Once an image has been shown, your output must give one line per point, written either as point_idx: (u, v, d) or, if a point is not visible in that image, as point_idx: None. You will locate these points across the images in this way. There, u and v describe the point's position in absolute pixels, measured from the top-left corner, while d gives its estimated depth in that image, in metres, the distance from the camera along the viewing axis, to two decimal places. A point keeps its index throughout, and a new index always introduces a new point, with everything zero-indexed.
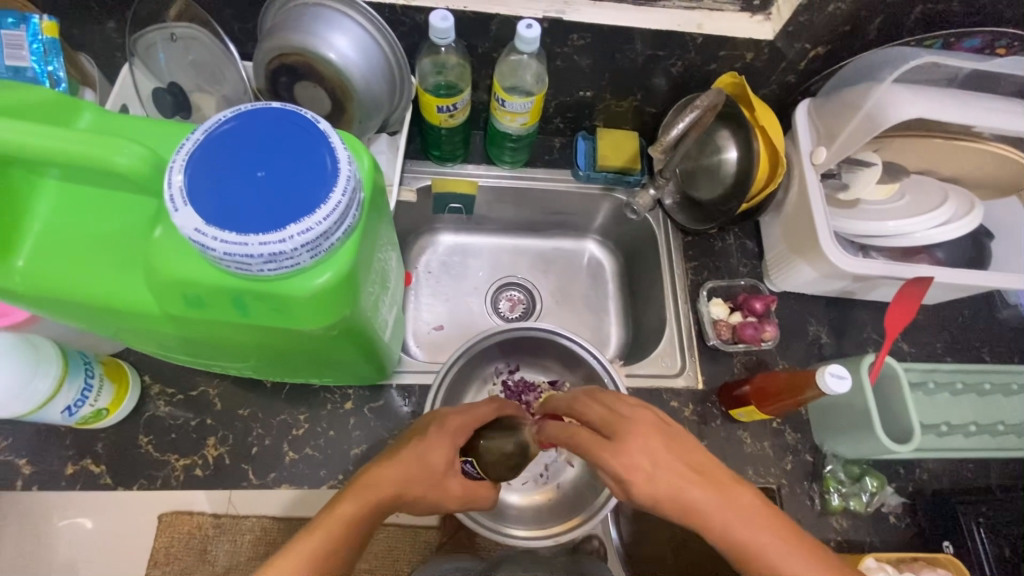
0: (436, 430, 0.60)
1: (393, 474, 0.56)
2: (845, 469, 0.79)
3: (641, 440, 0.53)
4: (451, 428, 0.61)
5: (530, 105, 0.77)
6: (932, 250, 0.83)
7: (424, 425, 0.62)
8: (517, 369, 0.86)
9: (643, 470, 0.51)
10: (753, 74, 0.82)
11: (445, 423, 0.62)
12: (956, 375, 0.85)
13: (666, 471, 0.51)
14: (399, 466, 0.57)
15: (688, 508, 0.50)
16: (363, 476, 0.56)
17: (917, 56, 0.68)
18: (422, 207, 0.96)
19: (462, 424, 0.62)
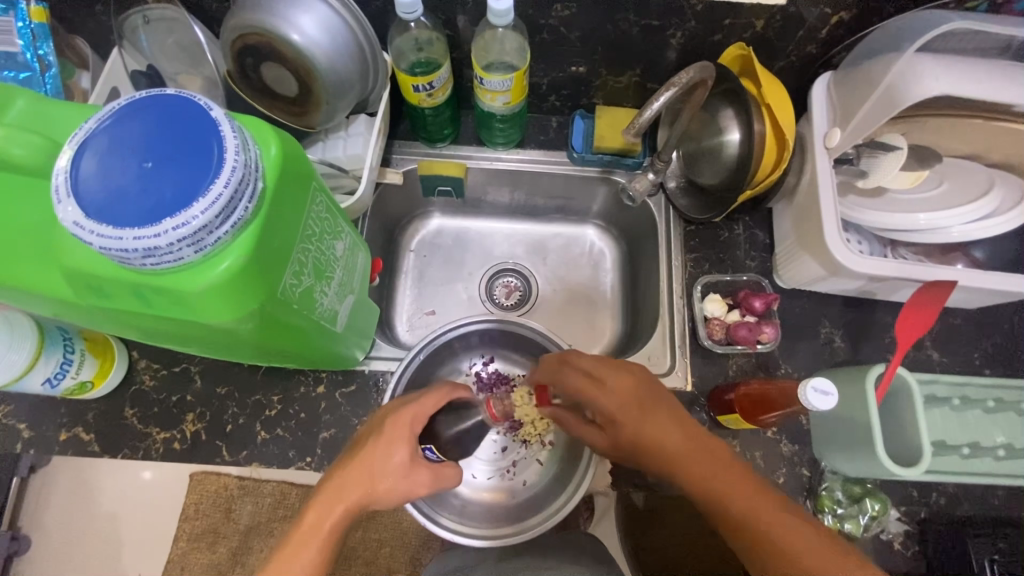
0: (388, 426, 0.57)
1: (356, 478, 0.54)
2: (843, 488, 0.72)
3: (636, 405, 0.58)
4: (402, 420, 0.57)
5: (509, 83, 0.72)
6: (969, 248, 0.72)
7: (379, 418, 0.59)
8: (493, 361, 0.84)
9: (643, 433, 0.57)
10: (765, 44, 0.73)
11: (395, 415, 0.57)
12: (991, 391, 0.74)
13: (663, 431, 0.57)
14: (355, 471, 0.55)
15: (683, 468, 0.56)
16: (330, 478, 0.55)
17: (950, 21, 0.58)
18: (413, 189, 0.94)
19: (411, 417, 0.57)
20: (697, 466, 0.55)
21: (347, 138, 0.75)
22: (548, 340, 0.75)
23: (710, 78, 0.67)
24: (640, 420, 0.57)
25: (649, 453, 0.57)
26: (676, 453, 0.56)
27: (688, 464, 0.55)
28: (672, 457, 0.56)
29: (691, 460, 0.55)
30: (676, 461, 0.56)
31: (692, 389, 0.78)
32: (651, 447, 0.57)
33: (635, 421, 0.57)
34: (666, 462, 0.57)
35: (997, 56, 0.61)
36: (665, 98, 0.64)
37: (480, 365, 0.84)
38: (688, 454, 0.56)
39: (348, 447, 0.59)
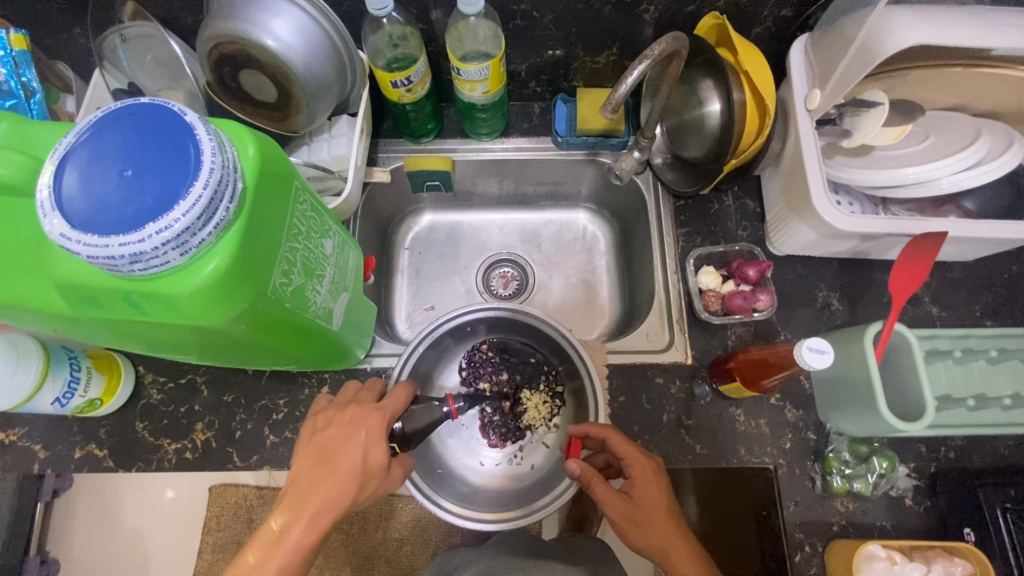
0: (364, 426, 0.58)
1: (342, 486, 0.55)
2: (850, 449, 0.72)
3: (661, 484, 0.63)
4: (378, 419, 0.59)
5: (486, 72, 0.72)
6: (961, 198, 0.71)
7: (344, 419, 0.59)
8: (489, 345, 0.83)
9: (655, 511, 0.62)
10: (740, 11, 0.73)
11: (368, 415, 0.59)
12: (993, 341, 0.73)
13: (668, 512, 0.62)
14: (338, 479, 0.55)
15: (674, 561, 0.60)
16: (308, 489, 0.55)
17: None
18: (402, 186, 0.94)
19: (387, 416, 0.60)
20: (686, 557, 0.60)
21: (331, 139, 0.76)
22: (548, 325, 0.75)
23: (685, 48, 0.67)
24: (659, 498, 0.62)
25: (650, 534, 0.61)
26: (674, 535, 0.61)
27: (679, 552, 0.60)
28: (668, 537, 0.60)
29: (682, 544, 0.60)
30: (671, 547, 0.60)
31: (692, 362, 0.78)
32: (659, 523, 0.61)
33: (655, 496, 0.62)
34: (662, 548, 0.60)
35: (974, 2, 0.60)
36: (639, 72, 0.64)
37: (478, 352, 0.83)
38: (683, 542, 0.60)
39: (306, 451, 0.57)
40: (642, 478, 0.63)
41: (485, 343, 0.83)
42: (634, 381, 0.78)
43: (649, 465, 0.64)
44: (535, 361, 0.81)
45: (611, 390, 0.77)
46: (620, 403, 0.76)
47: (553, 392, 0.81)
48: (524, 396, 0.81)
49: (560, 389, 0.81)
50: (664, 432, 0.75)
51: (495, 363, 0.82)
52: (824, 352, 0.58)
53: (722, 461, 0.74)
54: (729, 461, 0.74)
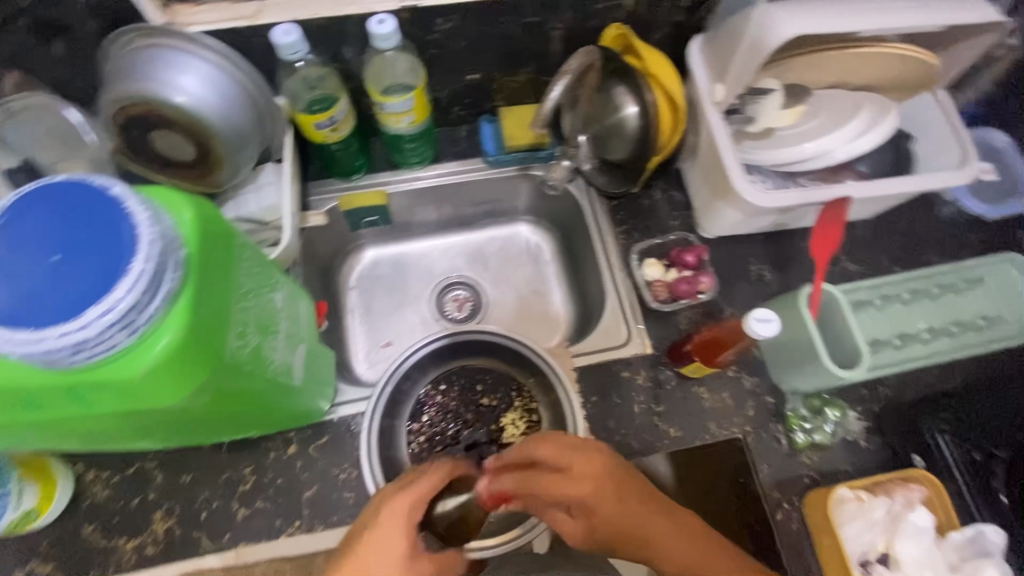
0: (389, 516, 0.55)
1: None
2: (805, 404, 0.78)
3: (608, 469, 0.60)
4: (404, 500, 0.57)
5: (410, 102, 0.73)
6: (855, 164, 0.80)
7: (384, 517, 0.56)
8: (428, 410, 0.79)
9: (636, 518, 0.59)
10: (639, 20, 0.78)
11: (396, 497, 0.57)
12: (903, 286, 0.83)
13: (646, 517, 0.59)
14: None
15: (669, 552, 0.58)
16: None
17: None
18: (338, 226, 0.92)
19: (418, 498, 0.57)
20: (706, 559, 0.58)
21: (258, 190, 0.73)
22: (508, 339, 0.76)
23: (596, 61, 0.72)
24: (627, 503, 0.59)
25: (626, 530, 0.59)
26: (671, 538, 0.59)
27: (667, 535, 0.59)
28: (664, 546, 0.58)
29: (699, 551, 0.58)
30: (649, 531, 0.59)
31: (651, 351, 0.81)
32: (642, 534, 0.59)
33: (622, 506, 0.59)
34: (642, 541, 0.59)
35: None
36: (559, 88, 0.70)
37: (417, 434, 0.78)
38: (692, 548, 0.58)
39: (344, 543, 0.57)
40: (597, 486, 0.59)
41: (419, 419, 0.79)
42: (602, 379, 0.80)
43: (597, 466, 0.60)
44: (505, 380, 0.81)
45: (582, 392, 0.79)
46: (593, 403, 0.78)
47: (527, 409, 0.80)
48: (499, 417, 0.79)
49: (535, 405, 0.80)
50: (639, 423, 0.77)
51: (441, 418, 0.79)
52: (769, 320, 0.63)
53: (696, 440, 0.77)
54: (701, 439, 0.77)
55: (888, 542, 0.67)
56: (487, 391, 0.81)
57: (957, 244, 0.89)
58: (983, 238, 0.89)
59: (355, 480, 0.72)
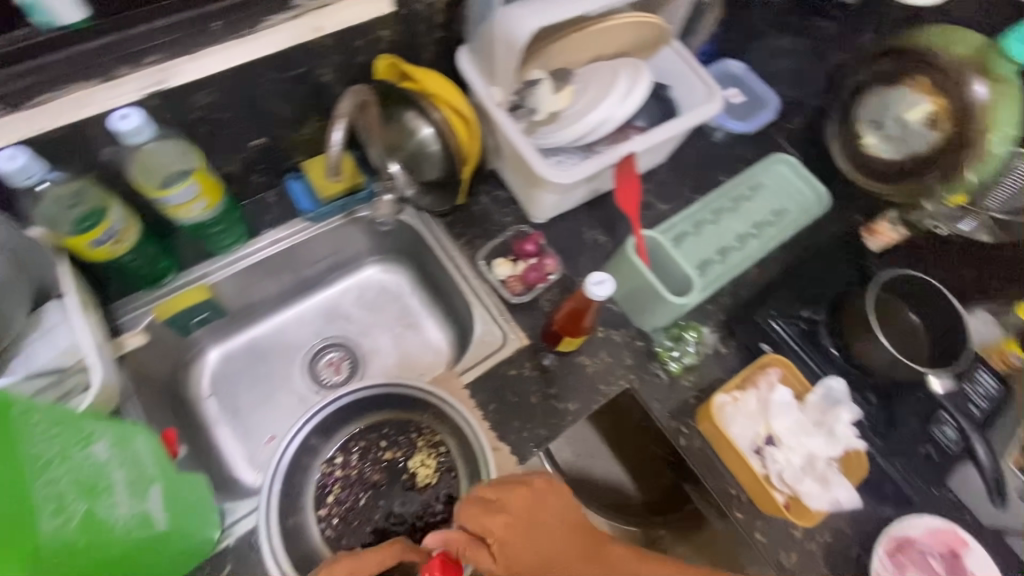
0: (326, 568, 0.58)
1: None
2: (667, 336, 0.86)
3: (530, 509, 0.60)
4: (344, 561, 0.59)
5: (193, 189, 0.69)
6: (633, 120, 0.90)
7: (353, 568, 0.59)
8: (332, 490, 0.73)
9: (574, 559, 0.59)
10: (403, 46, 0.80)
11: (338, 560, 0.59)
12: (705, 209, 0.97)
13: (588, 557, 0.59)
14: None
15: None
16: None
17: None
18: (168, 338, 0.84)
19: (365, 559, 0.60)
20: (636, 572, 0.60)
21: (43, 336, 0.63)
22: (394, 388, 0.72)
23: (370, 96, 0.74)
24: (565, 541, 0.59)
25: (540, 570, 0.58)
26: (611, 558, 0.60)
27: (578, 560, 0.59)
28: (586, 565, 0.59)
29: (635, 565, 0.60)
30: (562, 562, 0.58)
31: (528, 341, 0.85)
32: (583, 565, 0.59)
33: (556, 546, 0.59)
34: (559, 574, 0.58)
35: None
36: (341, 136, 0.68)
37: (330, 521, 0.71)
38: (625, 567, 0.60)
39: None
40: (530, 521, 0.60)
41: (325, 504, 0.72)
42: (493, 385, 0.81)
43: (530, 504, 0.60)
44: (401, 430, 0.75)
45: (479, 405, 0.80)
46: (493, 411, 0.79)
47: (434, 446, 0.75)
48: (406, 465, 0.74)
49: (440, 439, 0.75)
50: (540, 412, 0.80)
51: (348, 493, 0.73)
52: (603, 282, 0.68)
53: (593, 405, 0.82)
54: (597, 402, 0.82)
55: (768, 426, 0.77)
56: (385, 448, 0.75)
57: (735, 160, 1.05)
58: (753, 149, 1.05)
59: None
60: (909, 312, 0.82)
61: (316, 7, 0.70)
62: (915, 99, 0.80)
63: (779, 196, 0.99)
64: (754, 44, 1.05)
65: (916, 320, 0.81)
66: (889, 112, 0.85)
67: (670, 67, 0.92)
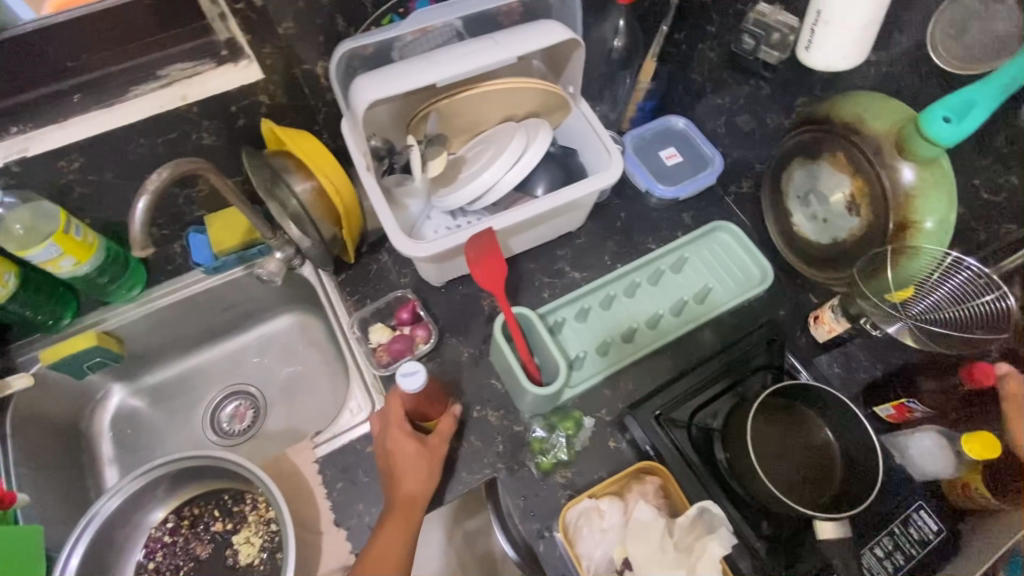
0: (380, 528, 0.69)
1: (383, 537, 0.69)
2: (545, 423, 0.79)
3: None
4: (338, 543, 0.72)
5: (54, 248, 0.71)
6: (530, 186, 0.84)
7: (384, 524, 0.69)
8: (154, 556, 0.71)
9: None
10: (289, 109, 0.82)
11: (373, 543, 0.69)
12: (620, 280, 0.88)
13: None
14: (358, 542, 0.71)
15: None
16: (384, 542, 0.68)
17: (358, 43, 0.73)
18: (62, 380, 0.88)
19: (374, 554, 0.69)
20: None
21: None
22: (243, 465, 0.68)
23: (195, 164, 0.65)
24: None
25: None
26: None
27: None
28: None
29: None
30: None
31: None
32: None
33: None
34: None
35: (452, 37, 0.77)
36: (146, 206, 0.60)
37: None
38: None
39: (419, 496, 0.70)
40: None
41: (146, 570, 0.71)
42: (345, 462, 0.78)
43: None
44: (225, 498, 0.73)
45: (326, 482, 0.76)
46: (339, 490, 0.76)
47: (265, 520, 0.72)
48: (231, 535, 0.72)
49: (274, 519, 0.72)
50: None
51: (171, 561, 0.71)
52: (414, 372, 0.68)
53: (452, 493, 0.76)
54: (453, 491, 0.76)
55: (624, 548, 0.66)
56: (220, 516, 0.72)
57: (670, 226, 0.96)
58: (693, 215, 0.96)
59: None
60: (826, 432, 0.69)
61: (185, 75, 0.73)
62: (837, 178, 0.68)
63: (707, 267, 0.90)
64: (699, 102, 0.95)
65: (831, 440, 0.68)
66: (819, 189, 0.72)
67: (576, 138, 0.87)
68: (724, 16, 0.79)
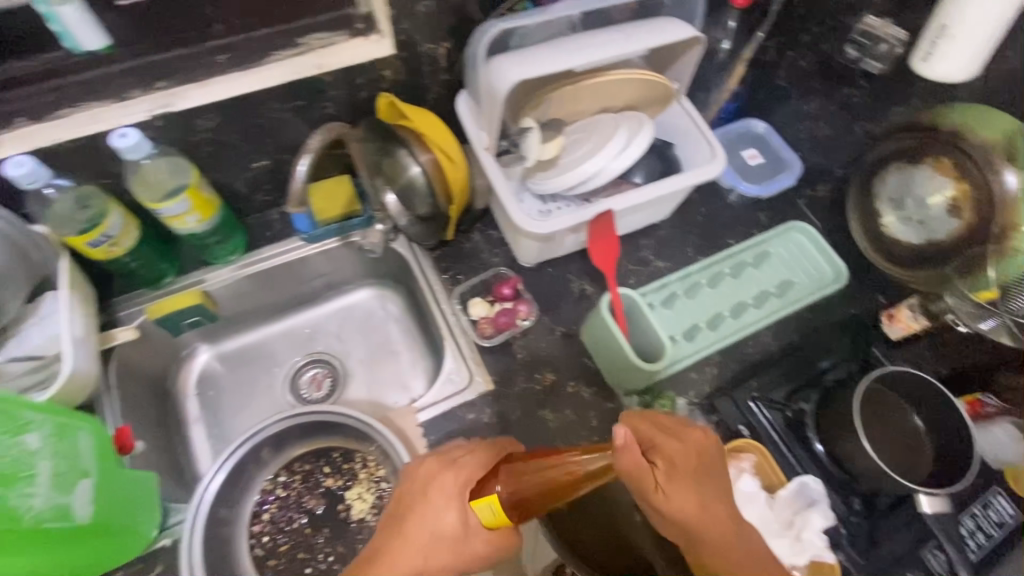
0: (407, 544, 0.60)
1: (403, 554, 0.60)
2: (637, 401, 0.82)
3: None
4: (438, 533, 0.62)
5: (186, 203, 0.74)
6: (630, 175, 0.87)
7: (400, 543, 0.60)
8: (270, 506, 0.76)
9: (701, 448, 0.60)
10: (405, 86, 0.84)
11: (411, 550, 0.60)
12: (706, 270, 0.91)
13: None
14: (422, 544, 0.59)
15: None
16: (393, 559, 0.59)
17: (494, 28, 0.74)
18: (158, 335, 0.89)
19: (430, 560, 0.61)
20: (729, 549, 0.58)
21: (41, 322, 0.70)
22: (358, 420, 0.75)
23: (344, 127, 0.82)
24: None
25: None
26: None
27: None
28: None
29: None
30: None
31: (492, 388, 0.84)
32: None
33: None
34: None
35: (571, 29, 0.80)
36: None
37: (260, 538, 0.74)
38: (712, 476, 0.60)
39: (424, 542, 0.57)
40: None
41: (260, 520, 0.75)
42: (447, 427, 0.81)
43: None
44: (334, 454, 0.78)
45: (430, 445, 0.80)
46: None
47: (375, 479, 0.76)
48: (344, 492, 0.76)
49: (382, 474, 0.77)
50: None
51: (284, 513, 0.76)
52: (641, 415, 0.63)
53: None
54: None
55: None
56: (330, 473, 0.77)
57: (748, 223, 1.00)
58: (768, 214, 1.00)
59: None
60: (915, 418, 0.74)
61: (318, 46, 0.75)
62: (939, 182, 0.75)
63: (791, 264, 0.93)
64: (782, 106, 0.99)
65: (921, 426, 0.73)
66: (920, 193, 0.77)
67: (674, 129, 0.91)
68: (824, 26, 0.84)
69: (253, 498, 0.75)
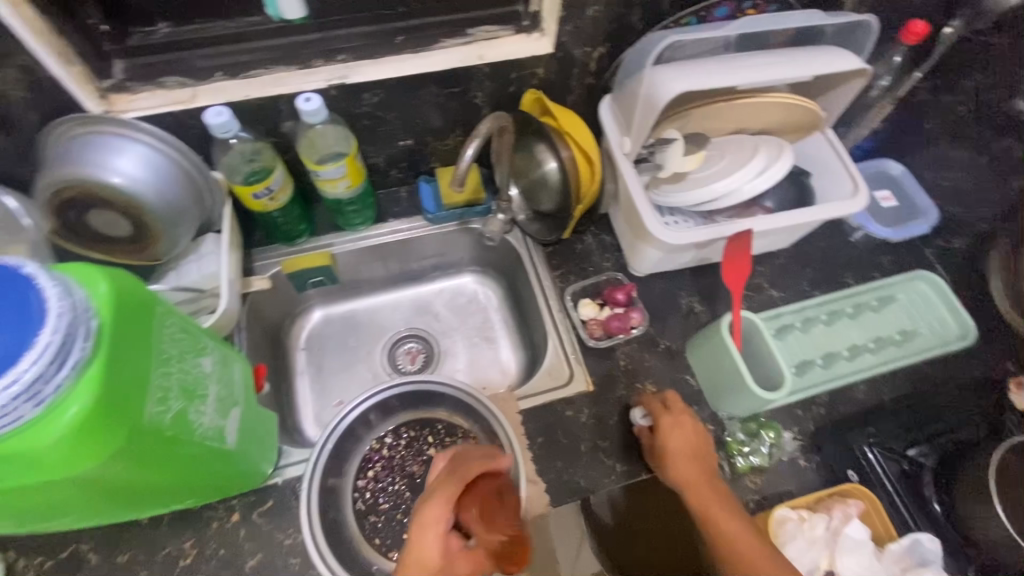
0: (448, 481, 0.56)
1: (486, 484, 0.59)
2: (742, 428, 0.81)
3: None
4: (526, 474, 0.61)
5: (343, 169, 0.79)
6: (762, 199, 0.86)
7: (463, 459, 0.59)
8: (374, 466, 0.80)
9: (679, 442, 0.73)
10: (552, 85, 0.87)
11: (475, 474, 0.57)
12: (825, 307, 0.88)
13: None
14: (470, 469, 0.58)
15: None
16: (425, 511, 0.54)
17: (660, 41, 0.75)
18: (284, 289, 0.95)
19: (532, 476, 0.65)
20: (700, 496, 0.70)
21: (199, 259, 0.78)
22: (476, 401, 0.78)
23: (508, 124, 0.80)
24: None
25: None
26: None
27: None
28: None
29: None
30: None
31: (593, 391, 0.84)
32: None
33: None
34: None
35: (728, 49, 0.79)
36: (473, 150, 0.76)
37: (363, 493, 0.78)
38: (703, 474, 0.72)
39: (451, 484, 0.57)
40: None
41: (364, 477, 0.79)
42: (546, 421, 0.82)
43: None
44: (438, 428, 0.82)
45: (528, 435, 0.80)
46: (540, 444, 0.80)
47: None
48: None
49: None
50: (585, 460, 0.79)
51: (386, 474, 0.80)
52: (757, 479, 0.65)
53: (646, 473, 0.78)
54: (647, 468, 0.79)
55: (831, 559, 0.68)
56: (433, 444, 0.81)
57: (870, 265, 0.96)
58: (892, 259, 0.96)
59: (299, 545, 0.72)
60: None
61: (486, 38, 0.79)
62: None
63: (919, 313, 0.89)
64: (924, 150, 0.96)
65: None
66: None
67: (816, 159, 0.89)
68: (993, 74, 0.81)
69: (360, 455, 0.80)
